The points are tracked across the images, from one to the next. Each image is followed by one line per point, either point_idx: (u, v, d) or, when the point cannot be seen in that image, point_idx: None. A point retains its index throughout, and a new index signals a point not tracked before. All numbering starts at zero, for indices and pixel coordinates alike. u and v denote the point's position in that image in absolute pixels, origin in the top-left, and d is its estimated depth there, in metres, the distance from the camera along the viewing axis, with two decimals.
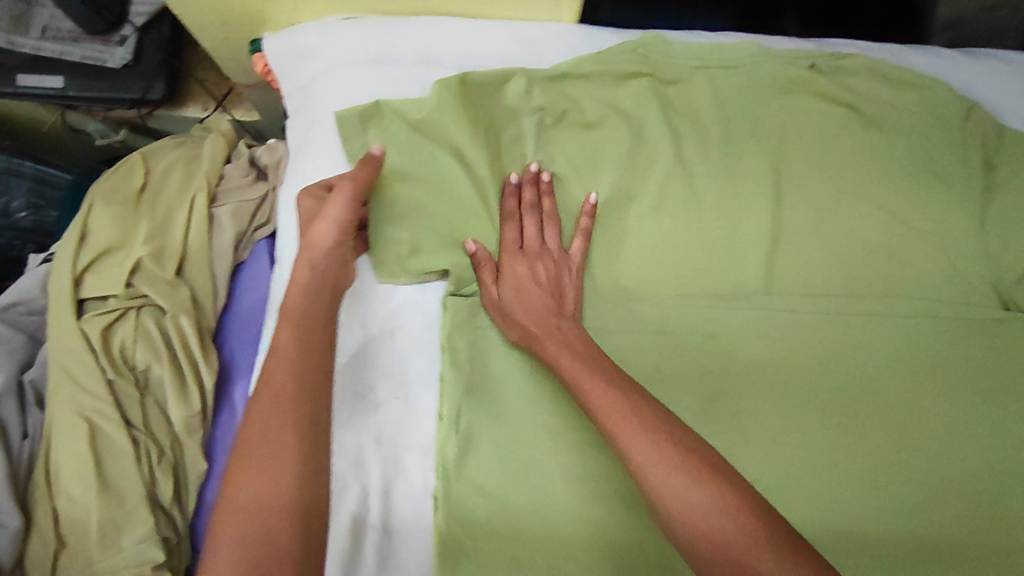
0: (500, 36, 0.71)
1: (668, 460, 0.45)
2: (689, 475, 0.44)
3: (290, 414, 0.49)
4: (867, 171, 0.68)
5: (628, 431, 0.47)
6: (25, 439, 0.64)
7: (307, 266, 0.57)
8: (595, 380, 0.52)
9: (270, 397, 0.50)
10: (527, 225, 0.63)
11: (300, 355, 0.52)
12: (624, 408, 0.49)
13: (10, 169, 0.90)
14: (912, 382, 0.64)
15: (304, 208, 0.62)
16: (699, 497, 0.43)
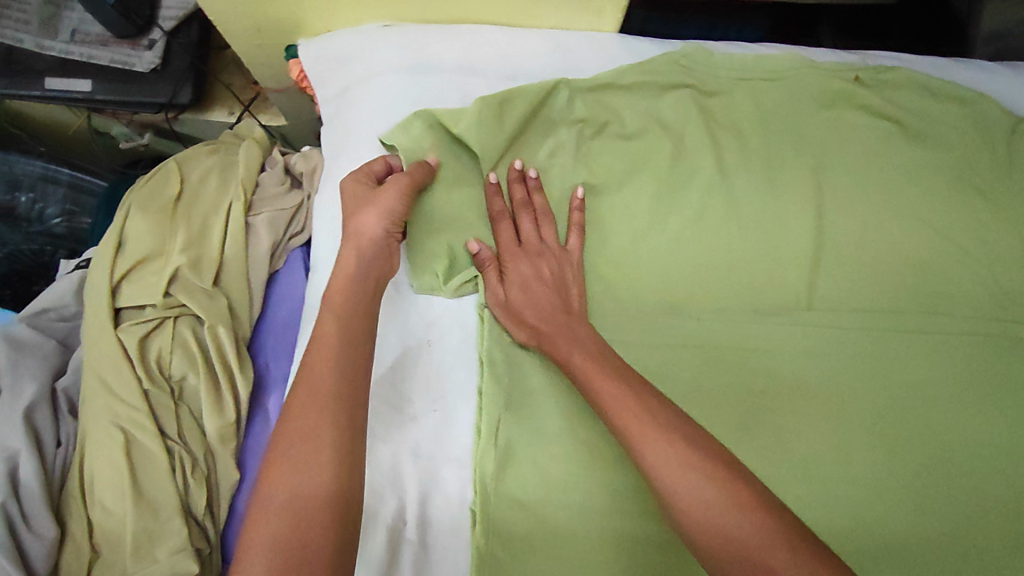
0: (540, 46, 0.71)
1: (685, 461, 0.45)
2: (707, 479, 0.44)
3: (323, 409, 0.48)
4: (911, 184, 0.66)
5: (646, 433, 0.47)
6: (59, 447, 0.64)
7: (355, 256, 0.56)
8: (612, 380, 0.51)
9: (305, 392, 0.49)
10: (523, 224, 0.62)
11: (339, 350, 0.51)
12: (645, 409, 0.48)
13: (47, 175, 0.95)
14: (968, 402, 0.61)
15: (351, 193, 0.60)
16: (715, 500, 0.43)
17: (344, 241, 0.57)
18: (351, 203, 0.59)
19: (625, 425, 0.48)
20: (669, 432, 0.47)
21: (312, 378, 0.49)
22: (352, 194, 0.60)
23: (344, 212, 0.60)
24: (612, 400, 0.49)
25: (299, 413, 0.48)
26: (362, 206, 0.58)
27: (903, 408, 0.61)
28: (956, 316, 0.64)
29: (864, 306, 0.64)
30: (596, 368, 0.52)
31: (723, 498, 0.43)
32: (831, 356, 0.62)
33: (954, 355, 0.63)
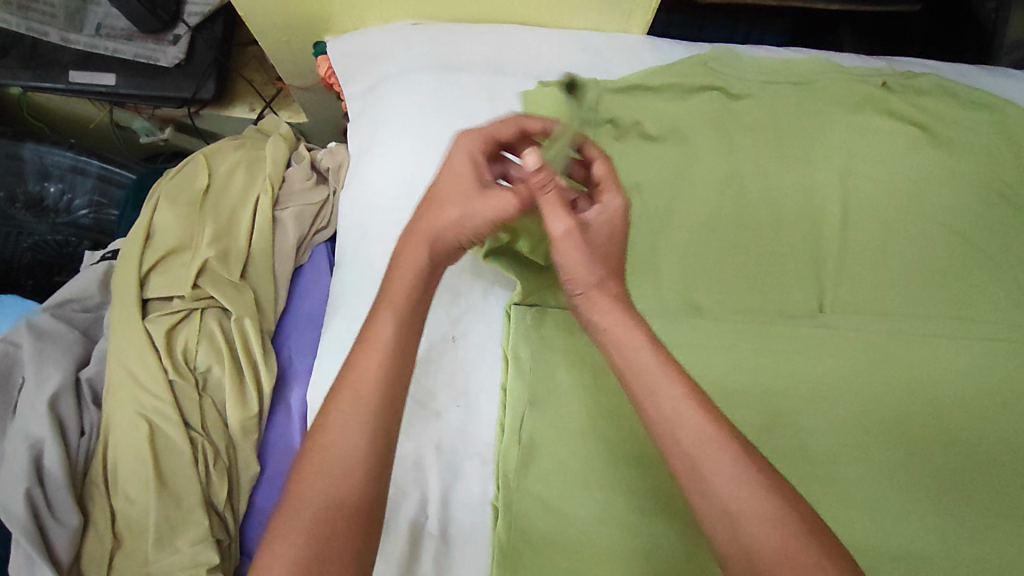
0: (568, 47, 0.71)
1: (758, 500, 0.38)
2: (783, 529, 0.37)
3: (361, 423, 0.41)
4: (937, 188, 0.66)
5: (715, 461, 0.39)
6: (82, 436, 0.63)
7: (421, 251, 0.48)
8: (682, 389, 0.41)
9: (347, 402, 0.42)
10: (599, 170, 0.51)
11: (393, 354, 0.44)
12: (716, 432, 0.40)
13: (76, 167, 0.94)
14: (991, 408, 0.61)
15: (452, 176, 0.50)
16: (789, 550, 0.36)
17: (417, 232, 0.49)
18: (444, 192, 0.49)
19: (689, 445, 0.40)
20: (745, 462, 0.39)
21: (354, 384, 0.43)
22: (450, 179, 0.50)
23: (433, 192, 0.50)
24: (675, 418, 0.40)
25: (337, 423, 0.41)
26: (455, 203, 0.49)
27: (925, 414, 0.60)
28: (981, 322, 0.63)
29: (888, 310, 0.63)
30: (661, 371, 0.42)
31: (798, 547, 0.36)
32: (856, 360, 0.61)
33: (977, 362, 0.62)
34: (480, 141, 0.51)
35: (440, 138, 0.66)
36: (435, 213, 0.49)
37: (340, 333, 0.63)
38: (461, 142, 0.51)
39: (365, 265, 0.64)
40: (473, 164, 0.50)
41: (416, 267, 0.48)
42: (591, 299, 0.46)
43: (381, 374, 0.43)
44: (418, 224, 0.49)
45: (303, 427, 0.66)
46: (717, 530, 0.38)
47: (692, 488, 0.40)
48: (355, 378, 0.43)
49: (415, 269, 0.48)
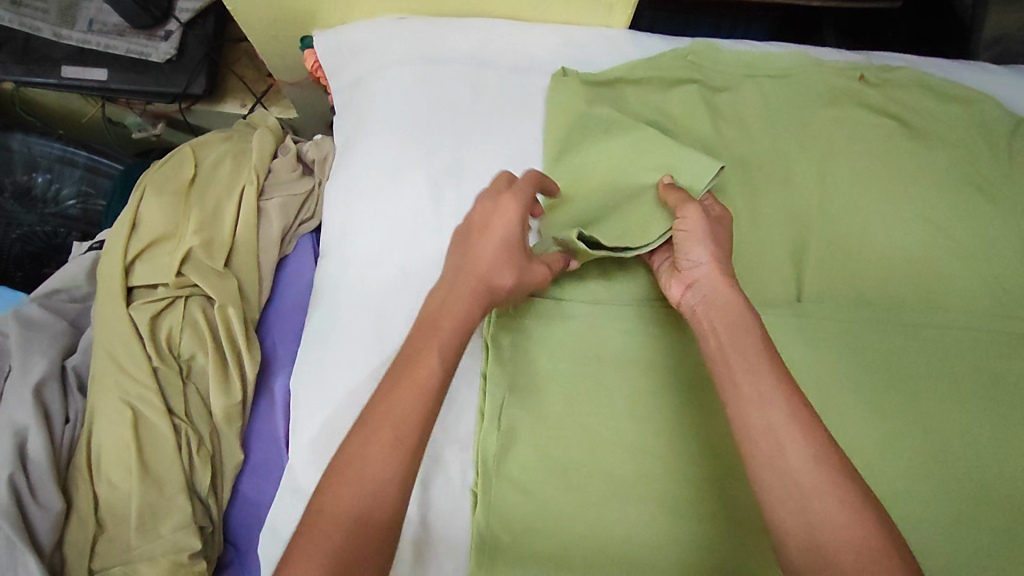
0: (552, 41, 0.73)
1: (830, 486, 0.39)
2: (852, 517, 0.38)
3: (394, 456, 0.41)
4: (910, 180, 0.67)
5: (794, 443, 0.41)
6: (67, 423, 0.64)
7: (480, 305, 0.49)
8: (767, 378, 0.43)
9: (391, 427, 0.42)
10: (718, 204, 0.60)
11: (422, 391, 0.43)
12: (804, 422, 0.41)
13: (64, 158, 0.96)
14: (962, 394, 0.62)
15: (507, 253, 0.51)
16: (852, 536, 0.38)
17: (479, 301, 0.49)
18: (500, 255, 0.51)
19: (771, 424, 0.41)
20: (821, 455, 0.40)
21: (393, 406, 0.43)
22: (503, 244, 0.51)
23: (486, 263, 0.50)
24: (762, 400, 0.42)
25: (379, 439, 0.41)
26: (512, 281, 0.51)
27: (899, 402, 0.61)
28: (956, 311, 0.64)
29: (864, 300, 0.64)
30: (753, 357, 0.45)
31: (864, 536, 0.38)
32: (833, 349, 0.62)
33: (951, 351, 0.63)
34: (521, 204, 0.53)
35: (424, 128, 0.67)
36: (494, 277, 0.50)
37: (324, 320, 0.64)
38: (511, 205, 0.53)
39: (349, 255, 0.65)
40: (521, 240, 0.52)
41: (468, 320, 0.48)
42: (707, 274, 0.52)
43: (417, 407, 0.43)
44: (477, 284, 0.49)
45: (285, 415, 0.67)
46: (782, 513, 0.40)
47: (763, 471, 0.41)
48: (393, 402, 0.43)
49: (457, 323, 0.47)
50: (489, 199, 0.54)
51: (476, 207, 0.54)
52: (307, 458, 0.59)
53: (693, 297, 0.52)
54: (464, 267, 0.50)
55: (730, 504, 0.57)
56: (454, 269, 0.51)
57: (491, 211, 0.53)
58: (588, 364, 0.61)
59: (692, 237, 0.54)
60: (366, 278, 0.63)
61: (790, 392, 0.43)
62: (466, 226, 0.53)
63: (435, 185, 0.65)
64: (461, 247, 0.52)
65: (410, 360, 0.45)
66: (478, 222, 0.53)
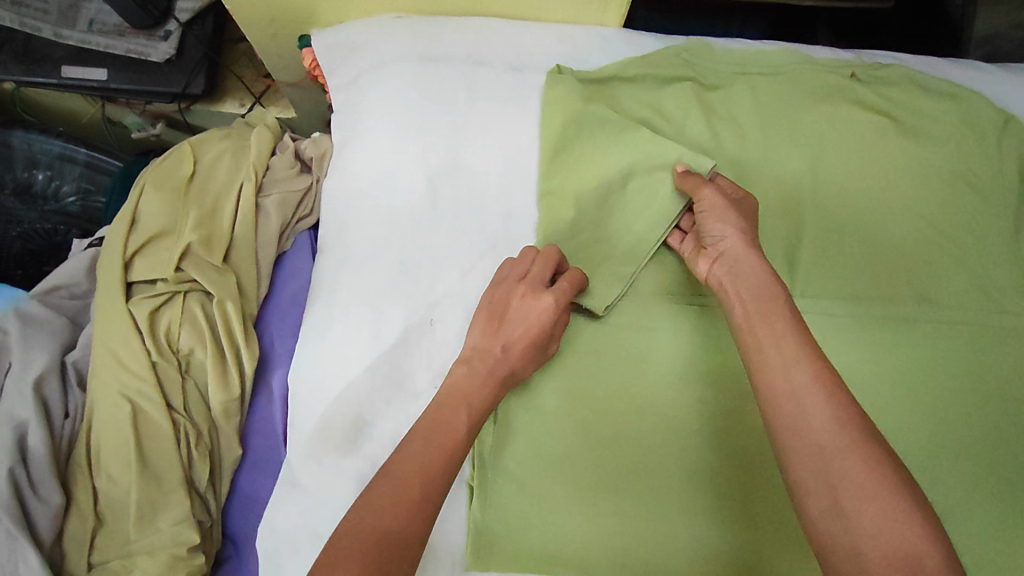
0: (547, 40, 0.73)
1: (849, 444, 0.40)
2: (873, 475, 0.39)
3: (422, 509, 0.45)
4: (901, 176, 0.68)
5: (815, 403, 0.42)
6: (67, 418, 0.64)
7: (501, 393, 0.54)
8: (792, 344, 0.45)
9: (421, 481, 0.46)
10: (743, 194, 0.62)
11: (449, 455, 0.48)
12: (825, 383, 0.43)
13: (65, 155, 0.98)
14: (952, 387, 0.62)
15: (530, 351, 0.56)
16: (871, 495, 0.39)
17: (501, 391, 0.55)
18: (527, 353, 0.55)
19: (793, 385, 0.43)
20: (845, 418, 0.41)
21: (424, 462, 0.47)
22: (533, 342, 0.55)
23: (512, 361, 0.55)
24: (786, 364, 0.44)
25: (403, 468, 0.46)
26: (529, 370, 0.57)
27: (890, 396, 0.62)
28: (947, 306, 0.65)
29: (856, 296, 0.65)
30: (779, 325, 0.46)
31: (885, 494, 0.39)
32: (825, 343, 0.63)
33: (940, 346, 0.63)
34: (558, 306, 0.56)
35: (421, 126, 0.68)
36: (519, 369, 0.55)
37: (323, 316, 0.64)
38: (551, 308, 0.56)
39: (346, 251, 0.66)
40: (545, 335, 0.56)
41: (491, 403, 0.53)
42: (734, 248, 0.54)
43: (442, 468, 0.47)
44: (504, 374, 0.54)
45: (283, 410, 0.67)
46: (801, 471, 0.41)
47: (785, 431, 0.42)
48: (423, 457, 0.47)
49: (484, 405, 0.52)
50: (531, 293, 0.56)
51: (518, 294, 0.56)
52: (305, 453, 0.60)
53: (721, 270, 0.53)
54: (495, 355, 0.55)
55: (725, 497, 0.58)
56: (485, 352, 0.55)
57: (531, 310, 0.56)
58: (583, 357, 0.61)
59: (720, 215, 0.56)
60: (364, 273, 0.64)
61: (815, 357, 0.44)
62: (502, 309, 0.57)
63: (431, 182, 0.66)
64: (496, 333, 0.56)
65: (442, 423, 0.50)
66: (514, 315, 0.56)
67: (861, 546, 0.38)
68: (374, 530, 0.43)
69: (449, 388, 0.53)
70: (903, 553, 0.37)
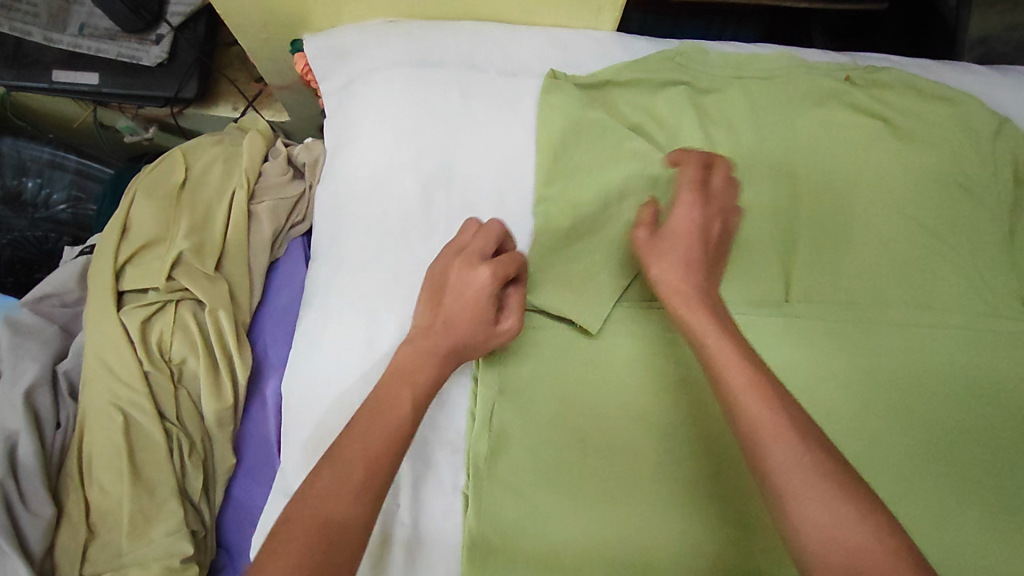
0: (541, 44, 0.73)
1: (804, 482, 0.39)
2: (825, 487, 0.39)
3: (366, 496, 0.44)
4: (895, 180, 0.68)
5: (767, 443, 0.41)
6: (58, 429, 0.64)
7: (449, 365, 0.53)
8: (736, 363, 0.44)
9: (364, 463, 0.45)
10: (714, 179, 0.55)
11: (394, 433, 0.47)
12: (777, 419, 0.41)
13: (55, 163, 0.97)
14: (945, 391, 0.62)
15: (473, 319, 0.54)
16: (834, 534, 0.38)
17: (448, 363, 0.53)
18: (473, 321, 0.54)
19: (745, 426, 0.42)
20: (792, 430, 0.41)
21: (367, 443, 0.46)
22: (477, 311, 0.54)
23: (455, 331, 0.54)
24: (736, 401, 0.43)
25: (349, 454, 0.45)
26: (479, 342, 0.55)
27: (885, 402, 0.62)
28: (941, 311, 0.65)
29: (850, 300, 0.65)
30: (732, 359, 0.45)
31: (845, 518, 0.38)
32: (817, 348, 0.63)
33: (935, 350, 0.63)
34: (498, 274, 0.55)
35: (413, 132, 0.67)
36: (466, 341, 0.54)
37: (315, 323, 0.64)
38: (487, 276, 0.54)
39: (339, 257, 0.65)
40: (488, 302, 0.55)
41: (437, 374, 0.52)
42: (675, 274, 0.51)
43: (386, 448, 0.46)
44: (450, 345, 0.53)
45: (277, 420, 0.66)
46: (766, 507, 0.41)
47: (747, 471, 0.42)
48: (366, 438, 0.46)
49: (429, 378, 0.51)
50: (467, 266, 0.55)
51: (453, 267, 0.56)
52: (299, 462, 0.60)
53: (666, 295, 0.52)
54: (438, 328, 0.54)
55: (720, 504, 0.57)
56: (430, 327, 0.54)
57: (466, 283, 0.55)
58: (578, 366, 0.61)
59: (654, 249, 0.54)
60: (356, 280, 0.64)
61: (767, 388, 0.43)
62: (443, 283, 0.56)
63: (425, 188, 0.66)
64: (435, 306, 0.55)
65: (385, 400, 0.49)
66: (454, 286, 0.55)
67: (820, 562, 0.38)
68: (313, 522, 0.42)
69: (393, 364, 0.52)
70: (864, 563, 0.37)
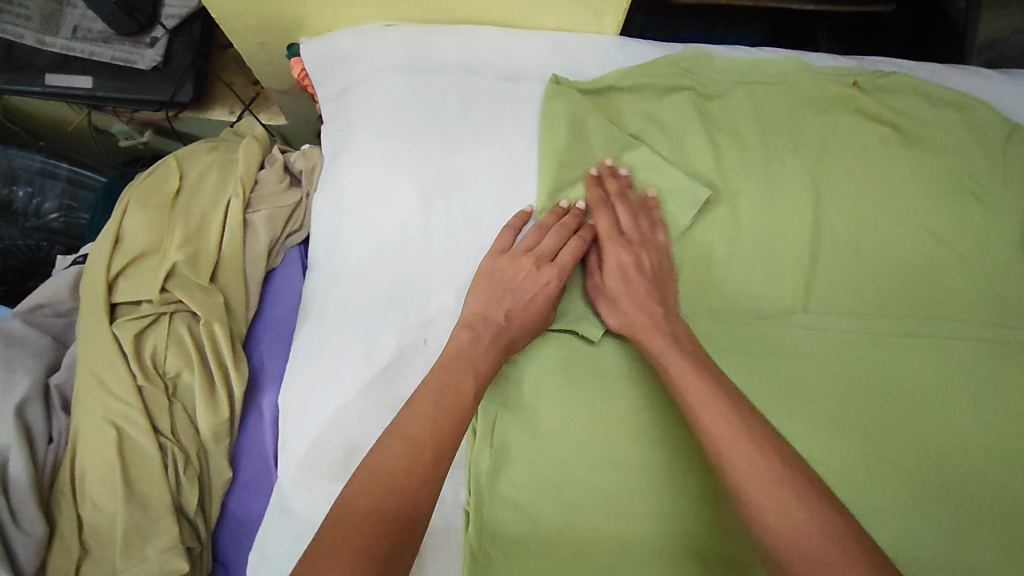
0: (542, 49, 0.71)
1: (766, 489, 0.42)
2: (789, 493, 0.42)
3: (425, 483, 0.44)
4: (903, 187, 0.66)
5: (733, 453, 0.44)
6: (50, 443, 0.63)
7: (503, 359, 0.55)
8: (701, 383, 0.48)
9: (429, 447, 0.46)
10: (622, 215, 0.60)
11: (455, 418, 0.48)
12: (739, 433, 0.45)
13: (46, 170, 0.97)
14: (955, 404, 0.61)
15: (528, 315, 0.57)
16: (797, 537, 0.40)
17: (500, 356, 0.55)
18: (533, 317, 0.57)
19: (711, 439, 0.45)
20: (754, 442, 0.44)
21: (429, 424, 0.47)
22: (538, 310, 0.57)
23: (513, 326, 0.56)
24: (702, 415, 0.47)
25: (412, 438, 0.46)
26: (525, 338, 0.57)
27: (893, 414, 0.60)
28: (950, 322, 0.63)
29: (859, 311, 0.63)
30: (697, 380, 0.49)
31: (804, 521, 0.40)
32: (826, 360, 0.61)
33: (945, 362, 0.62)
34: (562, 278, 0.58)
35: (412, 139, 0.66)
36: (519, 338, 0.56)
37: (313, 335, 0.63)
38: (557, 280, 0.58)
39: (336, 268, 0.64)
40: (547, 303, 0.58)
41: (494, 367, 0.54)
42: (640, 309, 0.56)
43: (449, 431, 0.47)
44: (508, 339, 0.55)
45: (274, 432, 0.66)
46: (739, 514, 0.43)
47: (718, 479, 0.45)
48: (430, 422, 0.47)
49: (489, 370, 0.53)
50: (535, 265, 0.58)
51: (526, 261, 0.58)
52: (297, 478, 0.58)
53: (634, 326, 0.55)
54: (503, 320, 0.56)
55: (727, 521, 0.56)
56: (492, 317, 0.56)
57: (530, 282, 0.57)
58: (582, 381, 0.60)
59: (606, 295, 0.59)
60: (354, 292, 0.62)
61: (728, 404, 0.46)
62: (510, 275, 0.58)
63: (424, 198, 0.64)
64: (498, 298, 0.57)
65: (448, 387, 0.50)
66: (525, 281, 0.57)
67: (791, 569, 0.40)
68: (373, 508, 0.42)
69: (451, 352, 0.53)
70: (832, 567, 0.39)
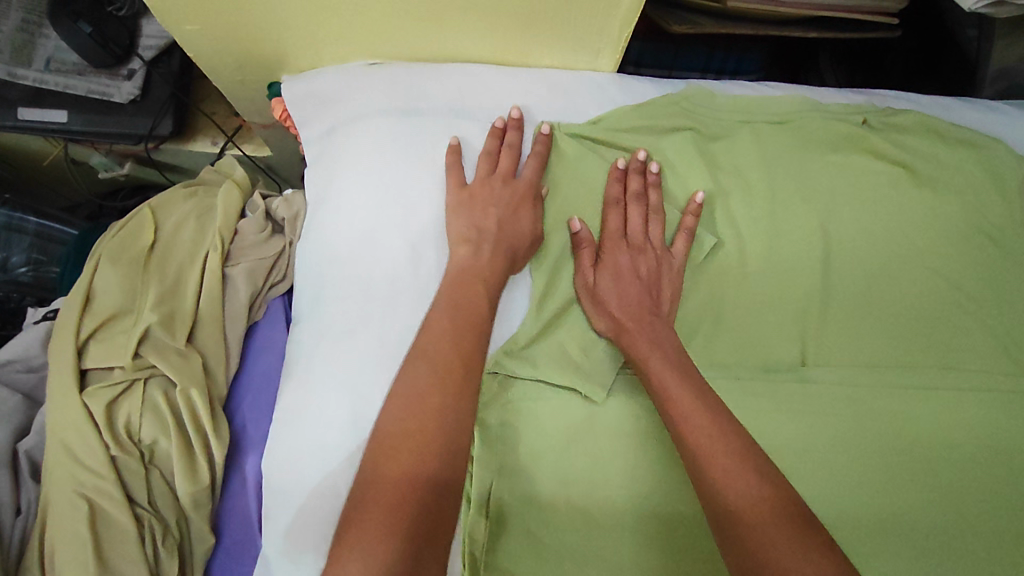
0: (535, 87, 0.68)
1: (707, 435, 0.44)
2: (733, 449, 0.43)
3: (460, 394, 0.45)
4: (916, 230, 0.64)
5: (685, 403, 0.46)
6: (18, 515, 0.59)
7: (503, 264, 0.56)
8: (672, 368, 0.50)
9: (459, 359, 0.47)
10: (633, 216, 0.60)
11: (474, 324, 0.50)
12: (697, 392, 0.47)
13: (12, 225, 0.93)
14: (982, 461, 0.58)
15: (512, 220, 0.59)
16: (732, 476, 0.41)
17: (495, 257, 0.56)
18: (513, 218, 0.59)
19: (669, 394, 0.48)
20: (709, 408, 0.46)
21: (453, 339, 0.48)
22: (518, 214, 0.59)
23: (500, 230, 0.58)
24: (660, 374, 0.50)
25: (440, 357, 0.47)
26: (519, 240, 0.58)
27: (914, 473, 0.57)
28: (970, 373, 0.61)
29: (872, 363, 0.61)
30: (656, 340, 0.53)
31: (736, 464, 0.42)
32: (842, 416, 0.58)
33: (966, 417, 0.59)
34: (530, 191, 0.61)
35: (399, 185, 0.62)
36: (513, 246, 0.58)
37: (297, 396, 0.59)
38: (520, 190, 0.60)
39: (322, 326, 0.60)
40: (525, 212, 0.60)
41: (498, 271, 0.55)
42: (621, 306, 0.56)
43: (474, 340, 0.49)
44: (500, 244, 0.57)
45: (258, 500, 0.62)
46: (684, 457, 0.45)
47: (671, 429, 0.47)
48: (453, 336, 0.48)
49: (492, 276, 0.55)
50: (504, 185, 0.60)
51: (487, 183, 0.60)
52: (282, 551, 0.55)
53: (619, 325, 0.55)
54: (489, 228, 0.57)
55: None
56: (480, 228, 0.57)
57: (504, 196, 0.59)
58: (582, 447, 0.56)
59: (594, 297, 0.58)
60: (339, 352, 0.59)
61: (682, 370, 0.50)
62: (478, 198, 0.59)
63: (413, 248, 0.61)
64: (481, 213, 0.58)
65: (461, 301, 0.51)
66: (494, 198, 0.59)
67: (731, 517, 0.40)
68: (412, 423, 0.43)
69: (456, 268, 0.55)
70: (751, 504, 0.40)
